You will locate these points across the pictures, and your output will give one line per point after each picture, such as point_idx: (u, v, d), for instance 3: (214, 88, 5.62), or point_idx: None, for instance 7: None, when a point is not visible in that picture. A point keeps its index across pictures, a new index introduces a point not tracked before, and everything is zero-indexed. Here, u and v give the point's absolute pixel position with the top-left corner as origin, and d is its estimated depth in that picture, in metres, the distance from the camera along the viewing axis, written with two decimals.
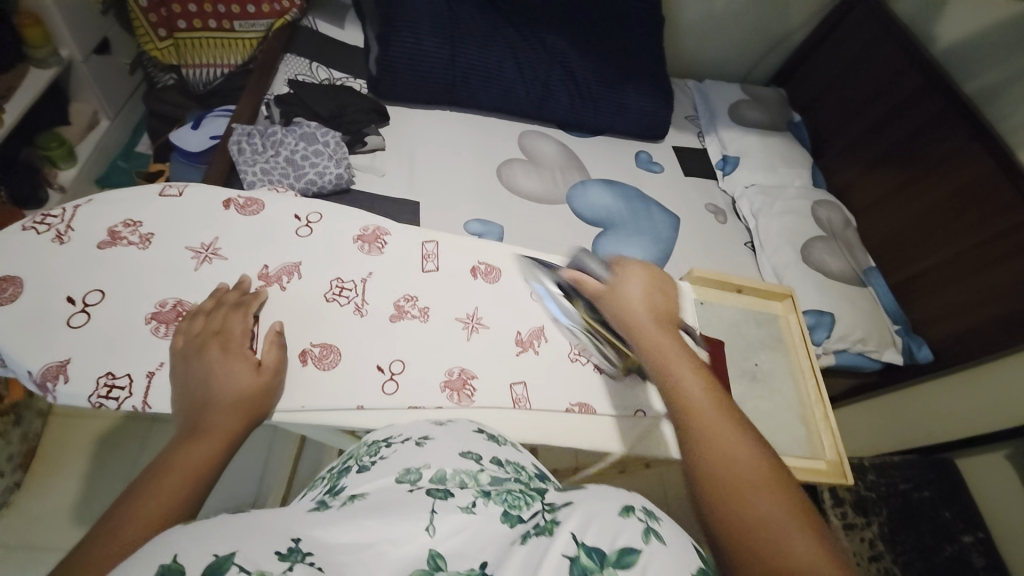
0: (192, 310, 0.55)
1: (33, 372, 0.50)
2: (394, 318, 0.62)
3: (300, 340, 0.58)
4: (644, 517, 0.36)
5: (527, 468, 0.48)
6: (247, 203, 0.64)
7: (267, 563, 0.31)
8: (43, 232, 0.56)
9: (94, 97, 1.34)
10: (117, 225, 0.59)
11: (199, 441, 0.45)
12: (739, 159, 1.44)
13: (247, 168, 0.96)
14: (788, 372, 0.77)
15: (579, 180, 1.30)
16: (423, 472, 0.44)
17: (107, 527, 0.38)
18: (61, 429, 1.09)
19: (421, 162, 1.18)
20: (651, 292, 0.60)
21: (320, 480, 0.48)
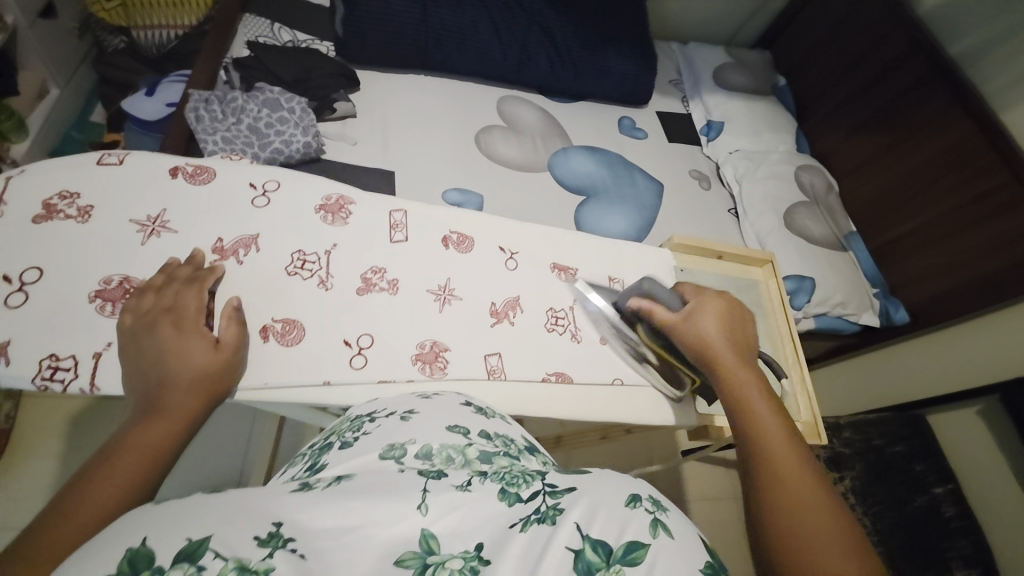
0: (140, 286, 0.52)
1: None
2: (362, 291, 0.60)
3: (261, 315, 0.56)
4: (651, 508, 0.35)
5: (516, 441, 0.47)
6: (197, 171, 0.60)
7: (246, 550, 0.28)
8: None
9: (42, 65, 1.25)
10: (52, 197, 0.55)
11: (155, 421, 0.44)
12: (723, 123, 1.41)
13: (206, 137, 0.91)
14: (767, 337, 0.77)
15: (560, 147, 1.26)
16: (408, 448, 0.42)
17: (52, 513, 0.36)
18: (33, 410, 1.06)
19: (394, 130, 1.14)
20: (727, 321, 0.60)
21: (302, 457, 0.47)
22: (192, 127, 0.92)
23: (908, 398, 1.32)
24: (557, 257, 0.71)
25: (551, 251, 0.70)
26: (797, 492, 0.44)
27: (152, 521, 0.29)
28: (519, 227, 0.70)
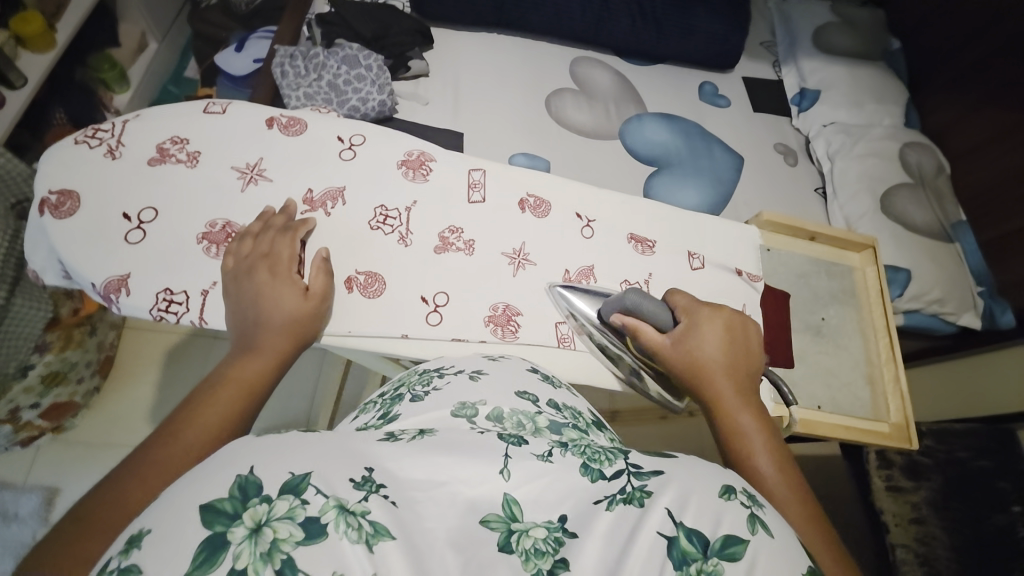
0: (240, 232, 0.55)
1: (97, 284, 0.53)
2: (439, 250, 0.61)
3: (345, 266, 0.58)
4: (747, 502, 0.35)
5: (584, 415, 0.48)
6: (290, 122, 0.62)
7: (344, 490, 0.31)
8: (96, 146, 0.57)
9: (141, 18, 1.33)
10: (166, 142, 0.59)
11: (253, 357, 0.48)
12: (819, 93, 1.27)
13: (290, 92, 0.95)
14: (857, 329, 0.71)
15: (634, 113, 1.19)
16: (480, 409, 0.43)
17: (168, 428, 0.40)
18: (133, 339, 1.19)
19: (466, 90, 1.12)
20: (727, 335, 0.55)
21: (373, 404, 0.49)
22: (277, 82, 0.96)
23: (999, 409, 1.18)
24: (634, 227, 0.66)
25: (626, 221, 0.66)
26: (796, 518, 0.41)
27: (254, 450, 0.32)
28: (594, 192, 0.67)
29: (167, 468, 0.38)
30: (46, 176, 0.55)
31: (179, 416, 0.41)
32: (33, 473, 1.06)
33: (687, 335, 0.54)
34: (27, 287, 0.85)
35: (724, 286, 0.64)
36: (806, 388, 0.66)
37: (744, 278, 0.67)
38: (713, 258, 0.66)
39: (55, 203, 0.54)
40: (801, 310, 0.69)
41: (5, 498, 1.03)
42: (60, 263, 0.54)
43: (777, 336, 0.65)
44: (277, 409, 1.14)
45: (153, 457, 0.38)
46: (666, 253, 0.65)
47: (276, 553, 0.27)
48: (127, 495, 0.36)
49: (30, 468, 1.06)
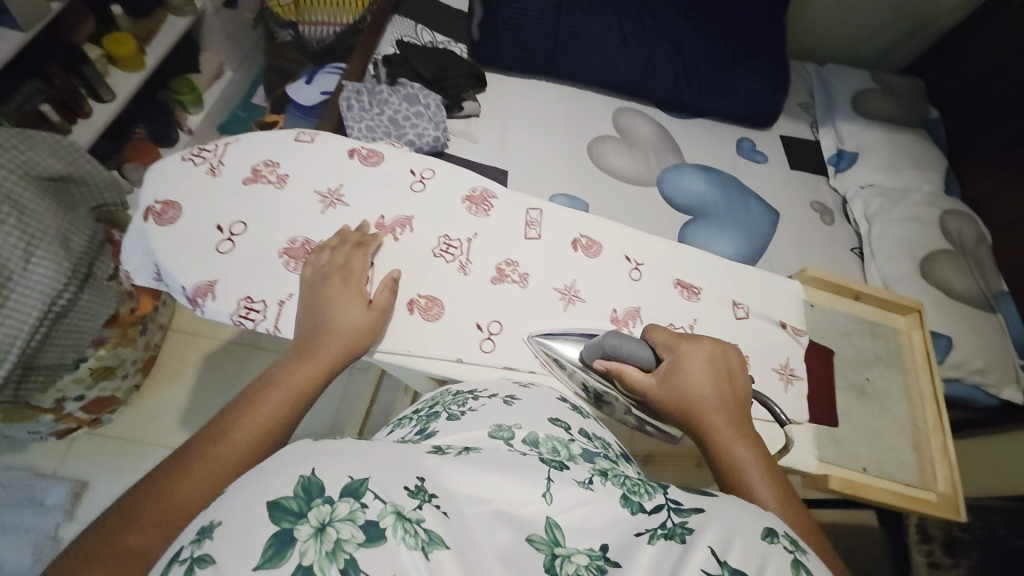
0: (320, 245, 0.60)
1: (186, 287, 0.57)
2: (495, 280, 0.64)
3: (408, 289, 0.61)
4: (789, 546, 0.34)
5: (614, 446, 0.49)
6: (369, 154, 0.67)
7: (400, 497, 0.33)
8: (199, 164, 0.63)
9: (222, 50, 1.45)
10: (259, 164, 0.64)
11: (304, 363, 0.51)
12: (857, 155, 1.29)
13: (353, 124, 1.02)
14: (902, 393, 0.70)
15: (673, 163, 1.23)
16: (516, 432, 0.45)
17: (222, 426, 0.44)
18: (176, 342, 1.24)
19: (514, 132, 1.18)
20: (716, 367, 0.54)
21: (409, 420, 0.51)
22: (343, 114, 1.03)
23: None
24: (682, 273, 0.68)
25: (675, 266, 0.68)
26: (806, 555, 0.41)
27: (328, 456, 0.34)
28: (641, 236, 0.70)
29: (228, 465, 0.41)
30: (153, 186, 0.61)
31: (230, 416, 0.45)
32: (65, 464, 1.09)
33: (672, 375, 0.53)
34: (96, 283, 0.92)
35: (770, 338, 0.65)
36: (851, 448, 0.64)
37: (788, 331, 0.66)
38: (758, 309, 0.66)
39: (158, 211, 0.60)
40: (846, 368, 0.69)
41: (34, 487, 1.06)
42: (155, 265, 0.59)
43: (824, 392, 0.64)
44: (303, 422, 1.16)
45: (207, 450, 0.41)
46: (713, 301, 0.66)
47: (340, 552, 0.29)
48: (184, 489, 0.39)
49: (63, 459, 1.10)
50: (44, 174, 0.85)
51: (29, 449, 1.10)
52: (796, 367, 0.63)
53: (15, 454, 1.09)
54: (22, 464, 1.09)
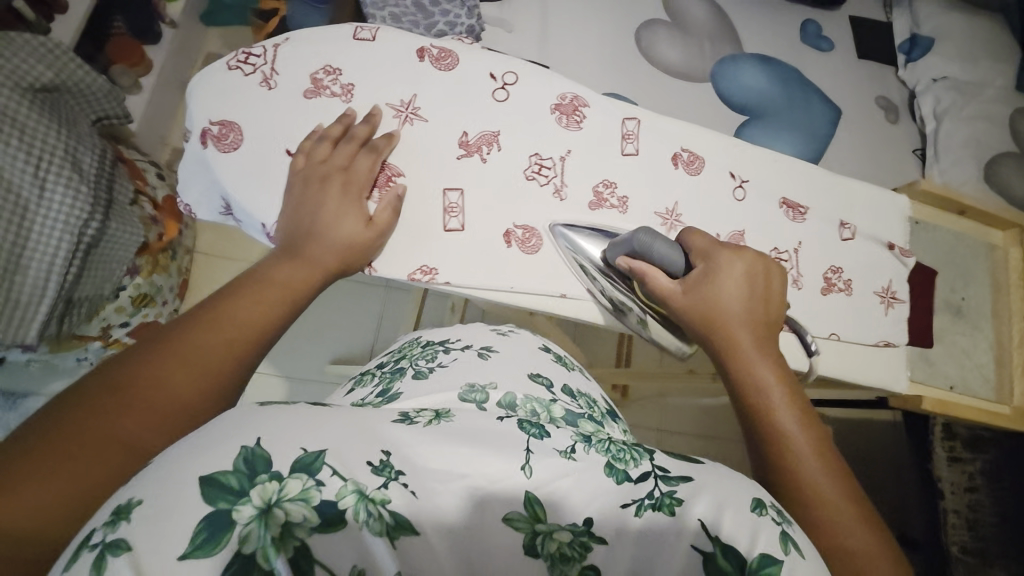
0: (319, 132, 0.52)
1: (267, 225, 0.51)
2: (594, 206, 0.59)
3: (502, 219, 0.57)
4: (777, 518, 0.33)
5: (597, 403, 0.52)
6: (442, 55, 0.58)
7: (362, 474, 0.30)
8: (250, 74, 0.54)
9: None
10: (318, 71, 0.55)
11: (297, 264, 0.46)
12: (933, 42, 1.15)
13: (375, 12, 0.87)
14: (989, 312, 0.76)
15: (729, 54, 1.09)
16: (490, 393, 0.45)
17: (207, 312, 0.41)
18: (204, 265, 1.21)
19: (552, 17, 1.02)
20: (751, 288, 0.52)
21: (371, 377, 0.54)
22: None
23: None
24: (787, 191, 0.63)
25: (780, 184, 0.63)
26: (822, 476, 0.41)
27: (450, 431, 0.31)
28: (726, 150, 0.63)
29: (205, 358, 0.38)
30: (204, 104, 0.53)
31: (221, 302, 0.42)
32: None
33: (703, 278, 0.51)
34: (119, 209, 0.86)
35: (873, 260, 0.63)
36: (941, 366, 0.71)
37: (894, 253, 0.65)
38: (864, 228, 0.64)
39: (217, 134, 0.52)
40: (945, 290, 0.74)
41: None
42: (221, 197, 0.53)
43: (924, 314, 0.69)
44: (342, 343, 1.17)
45: (196, 335, 0.39)
46: (818, 222, 0.63)
47: (290, 539, 0.27)
48: (161, 367, 0.36)
49: None
50: (36, 84, 0.74)
51: None
52: (897, 290, 0.63)
53: None
54: None
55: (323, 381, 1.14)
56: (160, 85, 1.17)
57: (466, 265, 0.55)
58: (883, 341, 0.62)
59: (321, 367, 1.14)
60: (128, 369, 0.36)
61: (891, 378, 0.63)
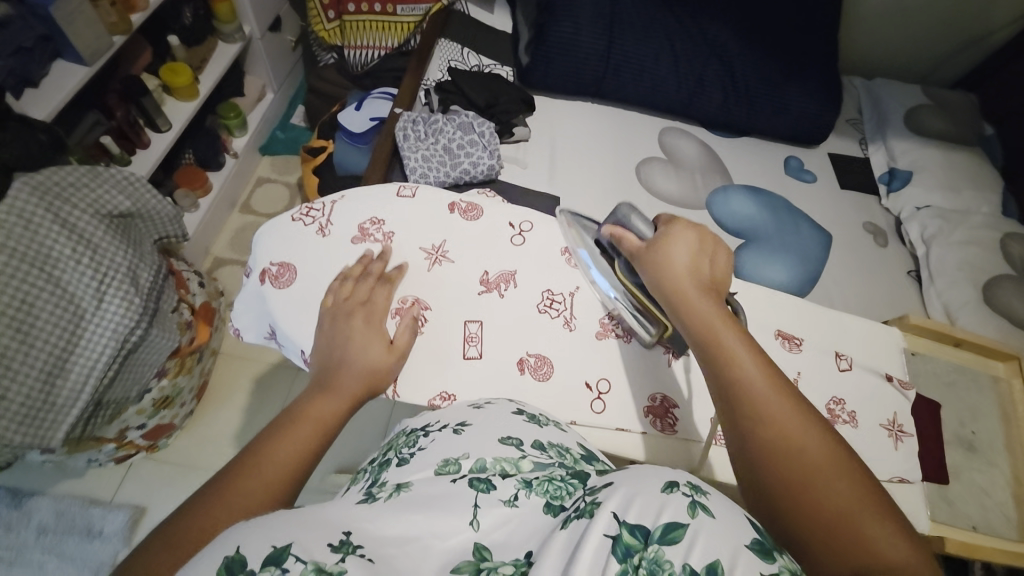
0: (341, 273, 0.59)
1: (306, 353, 0.57)
2: (600, 335, 0.64)
3: (517, 349, 0.61)
4: (688, 492, 0.35)
5: (571, 450, 0.48)
6: (469, 208, 0.67)
7: (321, 554, 0.32)
8: (308, 224, 0.63)
9: (264, 72, 1.47)
10: (365, 222, 0.64)
11: (329, 396, 0.50)
12: (911, 174, 1.26)
13: (410, 154, 1.03)
14: (1005, 447, 0.77)
15: (721, 185, 1.19)
16: (463, 463, 0.44)
17: (251, 459, 0.43)
18: (225, 366, 1.26)
19: (562, 154, 1.17)
20: (699, 259, 0.53)
21: (363, 474, 0.49)
22: (398, 142, 1.05)
23: None
24: (781, 323, 0.67)
25: (774, 317, 0.67)
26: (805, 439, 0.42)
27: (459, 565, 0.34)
28: None
29: (246, 503, 0.39)
30: (267, 248, 0.61)
31: (260, 448, 0.44)
32: (120, 492, 1.11)
33: (657, 255, 0.54)
34: (161, 318, 0.92)
35: (876, 391, 0.65)
36: (961, 506, 0.71)
37: (894, 384, 0.67)
38: (860, 360, 0.67)
39: (275, 273, 0.60)
40: (954, 424, 0.76)
41: (92, 514, 1.07)
42: (268, 325, 0.59)
43: (930, 448, 0.71)
44: (352, 451, 1.16)
45: (238, 485, 0.41)
46: (816, 352, 0.66)
47: None
48: (212, 524, 0.38)
49: (118, 487, 1.11)
50: (113, 212, 0.85)
51: (84, 476, 1.11)
52: (903, 422, 0.64)
53: (71, 481, 1.11)
54: (78, 491, 1.10)
55: (326, 492, 1.10)
56: (214, 204, 1.33)
57: (482, 392, 0.59)
58: (898, 477, 0.62)
59: (326, 476, 1.12)
60: (175, 525, 0.38)
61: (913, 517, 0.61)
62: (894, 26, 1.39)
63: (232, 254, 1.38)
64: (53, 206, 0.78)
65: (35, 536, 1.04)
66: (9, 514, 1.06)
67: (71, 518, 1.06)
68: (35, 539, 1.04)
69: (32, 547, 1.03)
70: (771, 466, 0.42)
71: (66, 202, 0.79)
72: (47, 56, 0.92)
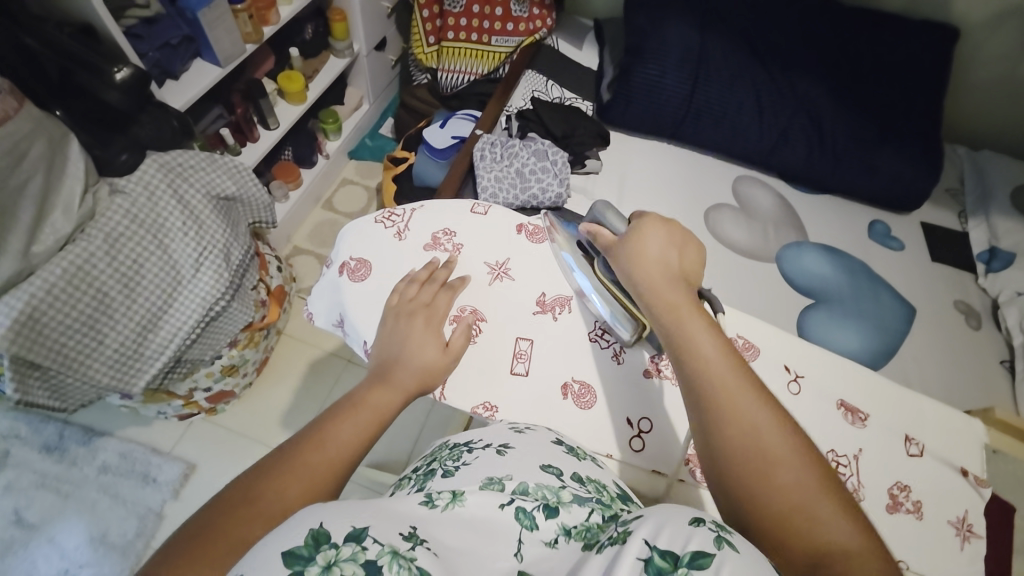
0: (409, 276, 0.63)
1: (367, 343, 0.61)
2: (647, 374, 0.64)
3: (563, 373, 0.63)
4: (715, 528, 0.35)
5: (608, 488, 0.49)
6: (535, 231, 0.70)
7: (397, 541, 0.35)
8: (388, 227, 0.69)
9: (364, 85, 1.60)
10: (438, 232, 0.69)
11: (388, 389, 0.53)
12: (1014, 256, 1.15)
13: (484, 173, 1.08)
14: None
15: (795, 240, 1.14)
16: (506, 484, 0.46)
17: (312, 435, 0.47)
18: (284, 346, 1.35)
19: (630, 190, 1.18)
20: (671, 252, 0.56)
21: (408, 480, 0.51)
22: (475, 162, 1.11)
23: None
24: (845, 394, 0.63)
25: (836, 384, 0.64)
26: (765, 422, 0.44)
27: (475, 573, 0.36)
28: (779, 337, 0.66)
29: (309, 474, 0.44)
30: (349, 244, 0.67)
31: (324, 426, 0.48)
32: (178, 445, 1.21)
33: (632, 241, 0.57)
34: (242, 294, 1.02)
35: (947, 486, 0.59)
36: None
37: (969, 480, 0.61)
38: (931, 448, 0.61)
39: (352, 268, 0.65)
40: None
41: (151, 461, 1.17)
42: (338, 313, 0.64)
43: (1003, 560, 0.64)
44: (383, 447, 1.20)
45: (304, 456, 0.45)
46: (880, 431, 0.61)
47: None
48: (285, 489, 0.42)
49: (176, 441, 1.21)
50: (220, 194, 0.96)
51: (150, 426, 1.23)
52: (976, 524, 0.58)
53: (138, 427, 1.22)
54: (142, 438, 1.21)
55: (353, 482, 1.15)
56: (301, 198, 1.46)
57: (523, 408, 0.60)
58: None
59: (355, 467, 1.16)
60: (248, 483, 0.42)
61: None
62: (1007, 96, 1.29)
63: (309, 245, 1.50)
64: (173, 182, 0.90)
65: (101, 471, 1.16)
66: (81, 448, 1.18)
67: (132, 462, 1.17)
68: (101, 474, 1.16)
69: (97, 480, 1.15)
70: (737, 448, 0.43)
71: (185, 181, 0.91)
72: (189, 54, 1.08)
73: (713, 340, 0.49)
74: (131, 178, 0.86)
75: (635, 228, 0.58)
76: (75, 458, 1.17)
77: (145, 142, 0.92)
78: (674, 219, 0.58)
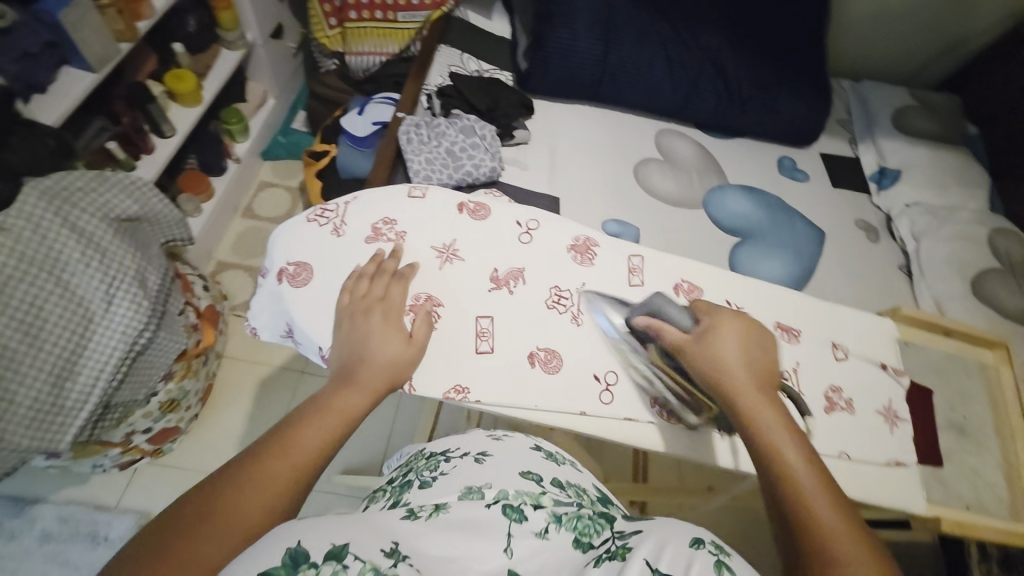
0: (357, 271, 0.60)
1: (323, 349, 0.59)
2: (606, 330, 0.66)
3: (527, 343, 0.64)
4: (714, 550, 0.37)
5: (587, 492, 0.51)
6: (477, 208, 0.69)
7: (379, 557, 0.36)
8: (323, 224, 0.65)
9: (266, 79, 1.49)
10: (378, 222, 0.66)
11: (353, 391, 0.51)
12: (900, 172, 1.29)
13: (413, 157, 1.05)
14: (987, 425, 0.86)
15: (717, 184, 1.22)
16: (486, 492, 0.47)
17: (272, 441, 0.45)
18: (227, 369, 1.27)
19: (561, 156, 1.19)
20: (748, 350, 0.55)
21: (381, 492, 0.51)
22: (401, 146, 1.07)
23: None
24: (780, 316, 0.70)
25: (771, 310, 0.70)
26: (822, 499, 0.44)
27: None
28: (717, 276, 0.71)
29: (272, 483, 0.42)
30: (284, 249, 0.63)
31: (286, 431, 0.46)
32: (125, 497, 1.11)
33: (707, 339, 0.55)
34: (169, 321, 0.94)
35: (871, 381, 0.68)
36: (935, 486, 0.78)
37: (888, 372, 0.70)
38: (855, 351, 0.69)
39: (292, 273, 0.62)
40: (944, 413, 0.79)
41: (97, 519, 1.07)
42: (285, 322, 0.61)
43: None
44: (355, 451, 1.17)
45: (264, 463, 0.43)
46: (813, 345, 0.68)
47: None
48: (247, 498, 0.40)
49: (123, 492, 1.12)
50: (122, 216, 0.86)
51: (88, 482, 1.12)
52: (898, 408, 0.67)
53: (75, 486, 1.11)
54: (83, 497, 1.10)
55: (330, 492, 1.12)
56: (217, 209, 1.35)
57: (493, 384, 0.61)
58: (895, 461, 0.65)
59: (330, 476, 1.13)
60: (206, 495, 0.40)
61: (905, 498, 0.64)
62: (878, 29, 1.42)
63: (234, 258, 1.39)
64: (62, 212, 0.78)
65: (40, 542, 1.05)
66: (10, 521, 1.06)
67: (75, 524, 1.07)
68: (41, 544, 1.04)
69: (37, 552, 1.04)
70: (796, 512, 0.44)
71: (76, 207, 0.80)
72: (54, 63, 0.94)
73: (779, 425, 0.50)
74: (9, 210, 0.74)
75: (707, 327, 0.57)
76: (7, 534, 1.05)
77: (17, 168, 0.80)
78: (745, 312, 0.59)
